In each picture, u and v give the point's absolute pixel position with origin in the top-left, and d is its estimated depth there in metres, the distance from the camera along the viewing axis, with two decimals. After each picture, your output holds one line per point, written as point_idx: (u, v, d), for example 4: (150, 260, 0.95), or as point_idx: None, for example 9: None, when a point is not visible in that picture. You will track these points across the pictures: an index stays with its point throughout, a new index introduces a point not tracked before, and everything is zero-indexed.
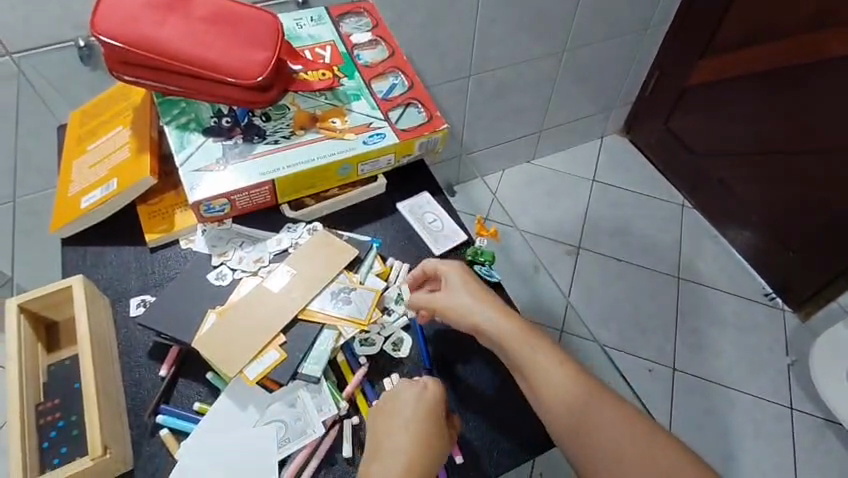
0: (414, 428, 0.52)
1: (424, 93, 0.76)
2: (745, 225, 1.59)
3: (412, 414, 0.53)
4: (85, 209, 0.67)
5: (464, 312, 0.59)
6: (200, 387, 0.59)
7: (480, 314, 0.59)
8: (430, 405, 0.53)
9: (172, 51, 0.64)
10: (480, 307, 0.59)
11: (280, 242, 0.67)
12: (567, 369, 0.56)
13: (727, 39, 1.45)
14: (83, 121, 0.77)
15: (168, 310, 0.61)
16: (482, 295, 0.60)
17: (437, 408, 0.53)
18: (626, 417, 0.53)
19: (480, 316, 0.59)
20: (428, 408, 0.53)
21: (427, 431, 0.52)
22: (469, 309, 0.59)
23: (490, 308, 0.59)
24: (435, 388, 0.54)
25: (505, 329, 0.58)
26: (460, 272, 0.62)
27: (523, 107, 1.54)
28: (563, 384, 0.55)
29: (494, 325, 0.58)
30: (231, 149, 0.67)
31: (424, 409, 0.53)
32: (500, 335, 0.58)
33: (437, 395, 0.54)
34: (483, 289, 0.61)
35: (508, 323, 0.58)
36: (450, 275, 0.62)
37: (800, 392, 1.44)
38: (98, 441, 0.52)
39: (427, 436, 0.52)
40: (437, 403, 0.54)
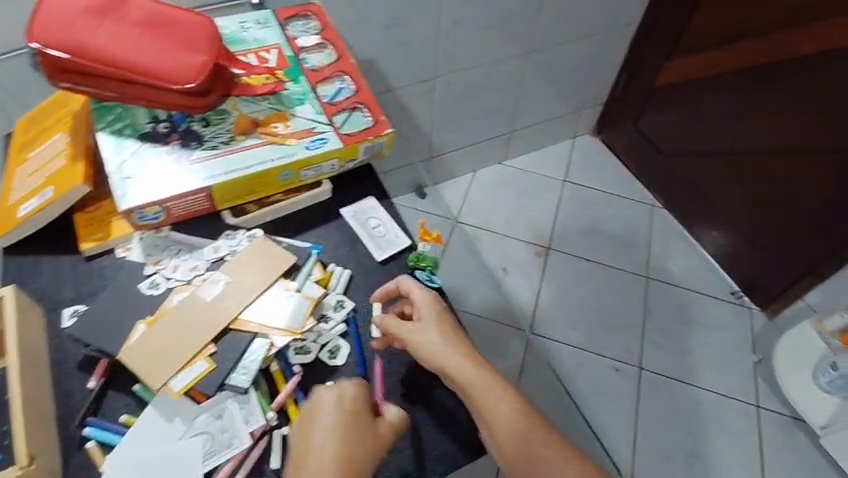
0: (337, 434, 0.52)
1: (370, 97, 0.76)
2: (714, 224, 1.60)
3: (332, 422, 0.53)
4: (20, 217, 0.65)
5: (430, 346, 0.59)
6: (128, 399, 0.58)
7: (444, 351, 0.59)
8: (350, 409, 0.54)
9: (105, 56, 0.63)
10: (446, 345, 0.59)
11: (217, 250, 0.67)
12: (520, 410, 0.57)
13: (696, 39, 1.46)
14: (27, 129, 0.75)
15: (99, 321, 0.60)
16: (449, 332, 0.60)
17: (359, 412, 0.54)
18: (570, 458, 0.55)
19: (444, 353, 0.59)
20: (347, 414, 0.54)
21: (348, 436, 0.53)
22: (435, 344, 0.59)
23: (455, 345, 0.59)
24: (354, 393, 0.55)
25: (467, 368, 0.58)
26: (432, 306, 0.62)
27: (493, 108, 1.54)
28: (516, 425, 0.56)
29: (457, 362, 0.58)
30: (167, 155, 0.66)
31: (344, 415, 0.54)
32: (467, 374, 0.57)
33: (357, 399, 0.55)
34: (450, 325, 0.61)
35: (471, 360, 0.58)
36: (422, 308, 0.62)
37: (766, 390, 1.45)
38: (24, 451, 0.51)
39: (351, 443, 0.52)
40: (358, 407, 0.55)
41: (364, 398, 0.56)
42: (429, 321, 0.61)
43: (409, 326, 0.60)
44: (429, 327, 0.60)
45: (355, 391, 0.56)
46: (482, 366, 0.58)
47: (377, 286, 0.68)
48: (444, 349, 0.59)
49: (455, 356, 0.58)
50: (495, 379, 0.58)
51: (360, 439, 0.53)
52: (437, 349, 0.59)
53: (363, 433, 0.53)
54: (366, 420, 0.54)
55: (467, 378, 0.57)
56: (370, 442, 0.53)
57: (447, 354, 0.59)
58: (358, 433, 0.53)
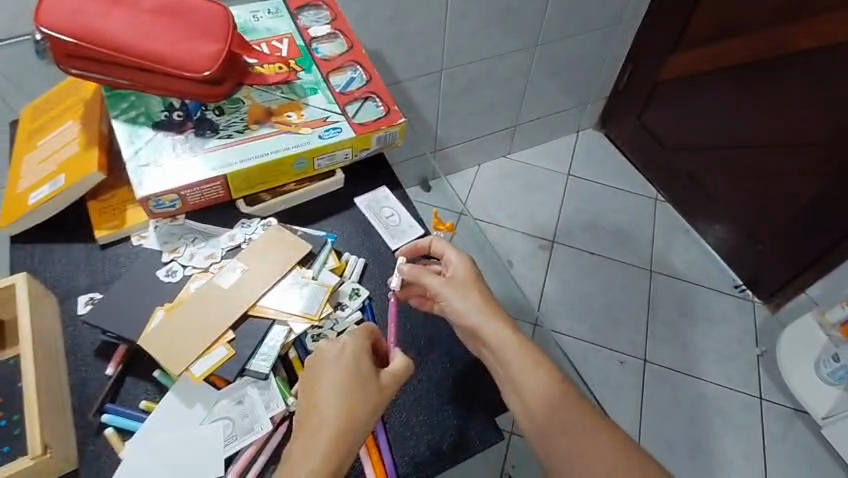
0: (337, 386, 0.52)
1: (382, 87, 0.76)
2: (716, 219, 1.61)
3: (332, 374, 0.53)
4: (32, 205, 0.65)
5: (459, 306, 0.60)
6: (147, 385, 0.58)
7: (474, 312, 0.60)
8: (351, 370, 0.53)
9: (118, 43, 0.63)
10: (476, 307, 0.60)
11: (233, 238, 0.67)
12: (549, 375, 0.57)
13: (698, 34, 1.46)
14: (34, 117, 0.75)
15: (115, 308, 0.60)
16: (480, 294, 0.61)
17: (359, 363, 0.53)
18: (602, 425, 0.54)
19: (475, 314, 0.60)
20: (347, 366, 0.53)
21: (348, 387, 0.52)
22: (465, 306, 0.60)
23: (486, 308, 0.60)
24: (353, 345, 0.55)
25: (496, 329, 0.59)
26: (464, 268, 0.63)
27: (497, 102, 1.54)
28: (543, 387, 0.55)
29: (486, 323, 0.59)
30: (182, 143, 0.66)
31: (343, 367, 0.53)
32: (498, 340, 0.58)
33: (357, 359, 0.53)
34: (482, 289, 0.62)
35: (500, 323, 0.59)
36: (453, 270, 0.63)
37: (769, 382, 1.46)
38: (37, 441, 0.51)
39: (353, 398, 0.51)
40: (358, 358, 0.54)
41: (365, 350, 0.55)
42: (460, 282, 0.62)
43: (440, 288, 0.62)
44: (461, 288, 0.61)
45: (355, 344, 0.55)
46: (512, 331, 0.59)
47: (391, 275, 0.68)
48: (474, 311, 0.60)
49: (485, 317, 0.59)
50: (525, 343, 0.59)
51: (361, 389, 0.52)
52: (466, 310, 0.60)
53: (364, 383, 0.52)
54: (367, 370, 0.53)
55: (496, 338, 0.58)
56: (372, 392, 0.52)
57: (476, 315, 0.60)
58: (359, 383, 0.52)
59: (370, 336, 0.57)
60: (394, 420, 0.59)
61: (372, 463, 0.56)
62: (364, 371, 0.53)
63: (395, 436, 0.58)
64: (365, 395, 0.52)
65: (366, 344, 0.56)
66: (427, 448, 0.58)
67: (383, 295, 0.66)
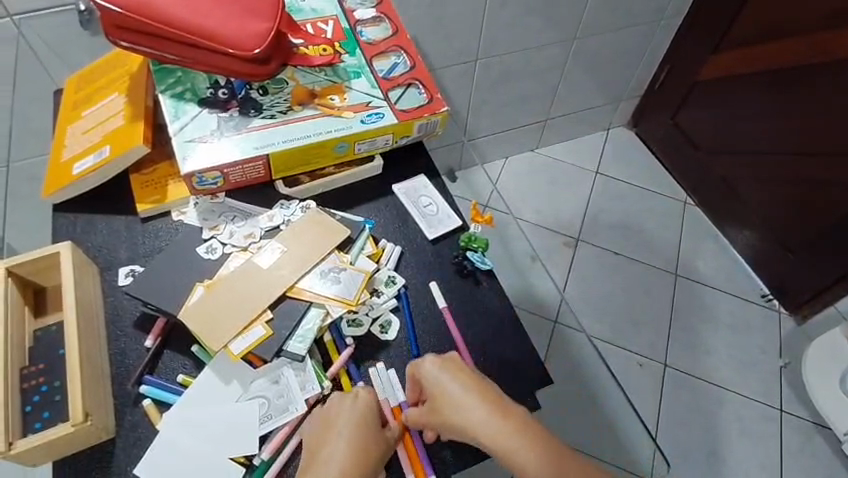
0: (348, 440, 0.53)
1: (426, 74, 0.75)
2: (747, 225, 1.57)
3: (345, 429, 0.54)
4: (77, 175, 0.66)
5: (457, 422, 0.55)
6: (185, 359, 0.59)
7: (470, 431, 0.54)
8: (365, 418, 0.55)
9: (170, 18, 0.62)
10: (473, 418, 0.54)
11: (272, 218, 0.67)
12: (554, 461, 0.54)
13: (741, 35, 1.42)
14: (79, 88, 0.75)
15: (156, 282, 0.61)
16: (471, 391, 0.56)
17: (373, 413, 0.55)
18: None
19: (471, 418, 0.55)
20: (362, 414, 0.55)
21: (358, 442, 0.53)
22: (457, 410, 0.55)
23: (479, 406, 0.55)
24: (366, 398, 0.56)
25: (495, 427, 0.54)
26: (446, 367, 0.57)
27: (530, 94, 1.52)
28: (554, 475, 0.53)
29: (482, 424, 0.54)
30: (226, 121, 0.66)
31: (356, 420, 0.54)
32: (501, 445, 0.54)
33: (371, 410, 0.55)
34: (473, 382, 0.56)
35: (501, 428, 0.54)
36: (437, 373, 0.56)
37: (791, 395, 1.44)
38: (79, 408, 0.51)
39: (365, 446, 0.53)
40: (370, 414, 0.55)
41: (376, 406, 0.56)
42: (448, 385, 0.56)
43: (426, 419, 0.56)
44: (452, 390, 0.56)
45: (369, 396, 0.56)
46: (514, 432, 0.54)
47: (427, 265, 0.68)
48: (470, 413, 0.55)
49: (484, 426, 0.54)
50: (524, 430, 0.54)
51: (371, 444, 0.54)
52: (465, 413, 0.55)
53: (373, 440, 0.54)
54: (376, 428, 0.55)
55: (496, 435, 0.54)
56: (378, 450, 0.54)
57: (477, 417, 0.54)
58: (369, 439, 0.54)
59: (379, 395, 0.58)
60: None
61: (410, 462, 0.57)
62: (373, 426, 0.55)
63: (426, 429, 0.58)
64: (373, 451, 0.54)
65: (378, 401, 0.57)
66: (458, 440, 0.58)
67: (419, 283, 0.66)
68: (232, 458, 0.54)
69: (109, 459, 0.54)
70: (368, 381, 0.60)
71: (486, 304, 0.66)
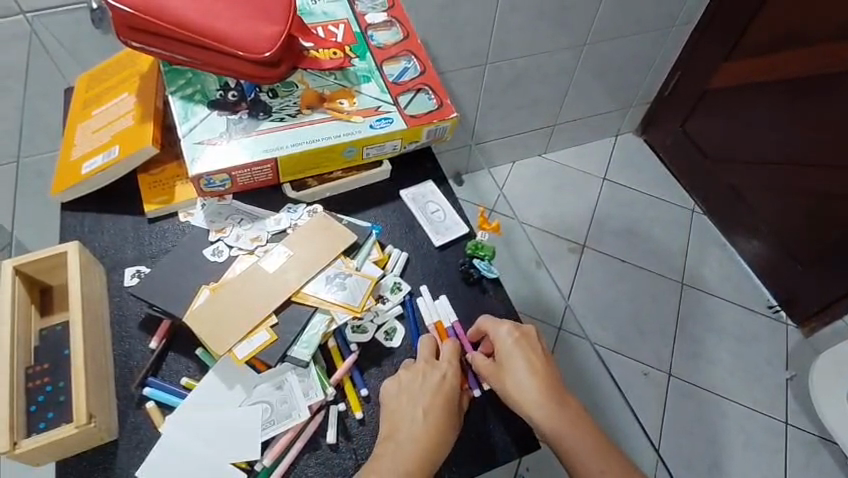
0: (432, 411, 0.55)
1: (436, 79, 0.74)
2: (756, 235, 1.56)
3: (427, 394, 0.56)
4: (86, 174, 0.66)
5: (515, 385, 0.58)
6: (189, 362, 0.59)
7: (526, 395, 0.57)
8: (446, 392, 0.57)
9: (181, 19, 0.62)
10: (532, 386, 0.57)
11: (279, 222, 0.67)
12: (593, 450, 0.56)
13: (753, 43, 1.40)
14: (90, 86, 0.76)
15: (161, 283, 0.61)
16: (537, 365, 0.59)
17: (453, 386, 0.58)
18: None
19: (532, 390, 0.57)
20: (444, 388, 0.57)
21: (435, 408, 0.56)
22: (519, 380, 0.58)
23: (539, 383, 0.58)
24: (450, 372, 0.58)
25: (551, 406, 0.57)
26: (519, 336, 0.60)
27: (539, 99, 1.51)
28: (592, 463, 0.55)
29: (539, 400, 0.57)
30: (235, 124, 0.66)
31: (439, 391, 0.57)
32: (552, 423, 0.56)
33: (451, 383, 0.58)
34: (538, 357, 0.60)
35: (554, 404, 0.57)
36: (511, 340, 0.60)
37: (796, 407, 1.42)
38: (83, 409, 0.51)
39: (446, 419, 0.55)
40: (452, 388, 0.57)
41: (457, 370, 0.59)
42: (518, 354, 0.59)
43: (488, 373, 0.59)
44: (520, 360, 0.59)
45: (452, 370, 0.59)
46: (565, 413, 0.57)
47: (432, 271, 0.68)
48: (531, 385, 0.58)
49: (539, 398, 0.57)
50: (574, 416, 0.57)
51: (450, 412, 0.56)
52: (526, 384, 0.58)
53: (452, 409, 0.56)
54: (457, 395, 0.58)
55: (550, 412, 0.57)
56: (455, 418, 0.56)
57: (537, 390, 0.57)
58: (450, 406, 0.56)
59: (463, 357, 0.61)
60: None
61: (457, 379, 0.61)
62: (454, 393, 0.57)
63: None
64: (450, 420, 0.56)
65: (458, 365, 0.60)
66: (463, 448, 0.58)
67: (425, 289, 0.66)
68: (234, 463, 0.54)
69: (112, 461, 0.54)
70: (373, 388, 0.60)
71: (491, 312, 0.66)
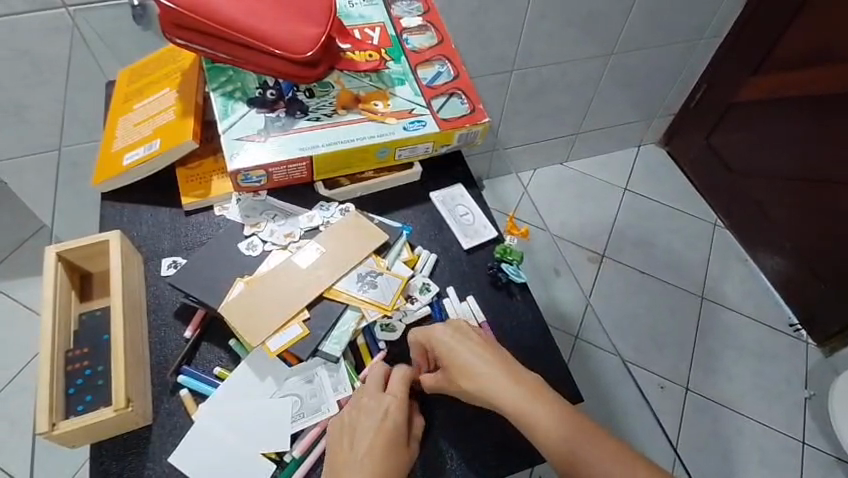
0: (373, 452, 0.52)
1: (469, 84, 0.75)
2: (778, 251, 1.54)
3: (372, 428, 0.53)
4: (127, 166, 0.68)
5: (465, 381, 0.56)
6: (221, 353, 0.60)
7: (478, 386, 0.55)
8: (391, 433, 0.53)
9: (226, 18, 0.64)
10: (478, 375, 0.56)
11: (312, 219, 0.68)
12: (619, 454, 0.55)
13: (783, 57, 1.39)
14: (131, 80, 0.78)
15: (197, 274, 0.63)
16: (488, 359, 0.56)
17: (397, 425, 0.54)
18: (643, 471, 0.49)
19: (491, 385, 0.55)
20: (386, 428, 0.53)
21: (383, 443, 0.52)
22: (466, 373, 0.56)
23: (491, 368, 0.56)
24: (394, 411, 0.55)
25: (502, 386, 0.55)
26: (463, 334, 0.58)
27: (564, 106, 1.51)
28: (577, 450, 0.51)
29: (488, 384, 0.55)
30: (273, 121, 0.68)
31: (381, 431, 0.53)
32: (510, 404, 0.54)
33: (395, 424, 0.54)
34: (488, 350, 0.57)
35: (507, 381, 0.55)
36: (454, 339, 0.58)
37: (814, 427, 1.40)
38: (122, 394, 0.53)
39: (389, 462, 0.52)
40: (396, 429, 0.54)
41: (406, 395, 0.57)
42: (466, 352, 0.57)
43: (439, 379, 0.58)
44: (469, 356, 0.57)
45: (394, 407, 0.55)
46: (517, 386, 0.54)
47: (460, 274, 0.69)
48: (488, 380, 0.55)
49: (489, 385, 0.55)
50: (527, 388, 0.54)
51: (400, 444, 0.53)
52: (473, 376, 0.56)
53: (401, 440, 0.54)
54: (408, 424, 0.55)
55: (517, 403, 0.53)
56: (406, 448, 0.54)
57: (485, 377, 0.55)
58: (398, 437, 0.54)
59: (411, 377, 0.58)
60: (456, 419, 0.60)
61: None
62: (397, 432, 0.54)
63: (461, 437, 0.59)
64: (401, 452, 0.53)
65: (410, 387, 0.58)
66: (488, 451, 0.59)
67: (453, 290, 0.67)
68: (263, 454, 0.55)
69: (145, 445, 0.55)
70: None
71: (517, 316, 0.67)
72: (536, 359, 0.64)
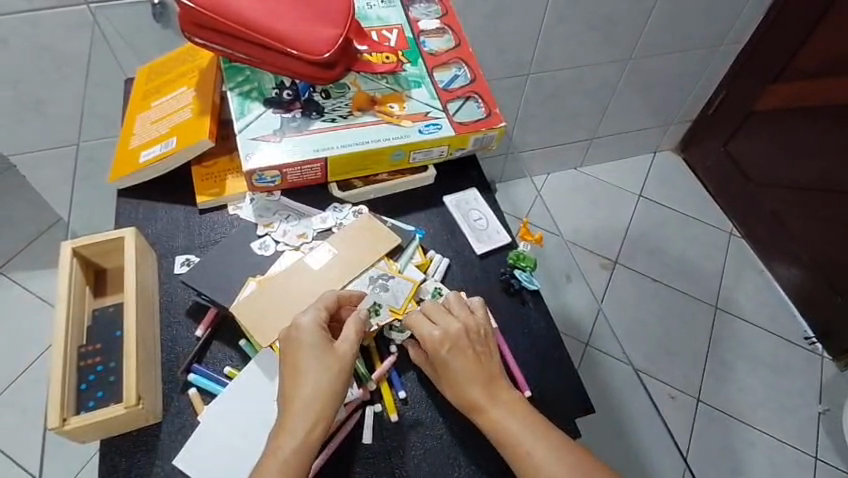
0: (301, 377, 0.52)
1: (485, 88, 0.75)
2: (795, 262, 1.51)
3: (284, 351, 0.54)
4: (143, 163, 0.68)
5: (442, 372, 0.57)
6: (232, 352, 0.61)
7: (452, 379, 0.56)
8: (308, 350, 0.53)
9: (244, 18, 0.64)
10: (455, 370, 0.56)
11: (325, 221, 0.68)
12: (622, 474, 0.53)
13: (804, 66, 1.37)
14: (149, 78, 0.78)
15: (210, 273, 0.63)
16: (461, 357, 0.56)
17: (314, 342, 0.53)
18: None
19: (463, 385, 0.55)
20: (303, 347, 0.53)
21: (291, 362, 0.53)
22: (445, 366, 0.56)
23: (469, 366, 0.56)
24: (306, 327, 0.54)
25: (474, 385, 0.55)
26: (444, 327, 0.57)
27: (580, 111, 1.50)
28: (535, 449, 0.53)
29: (463, 381, 0.55)
30: (289, 122, 0.68)
31: (303, 354, 0.53)
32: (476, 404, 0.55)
33: (309, 340, 0.54)
34: (463, 347, 0.57)
35: (478, 384, 0.55)
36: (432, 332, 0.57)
37: (827, 443, 1.36)
38: (133, 391, 0.53)
39: (316, 381, 0.52)
40: (312, 342, 0.53)
41: (320, 309, 0.56)
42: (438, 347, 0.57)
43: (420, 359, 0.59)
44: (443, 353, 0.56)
45: (307, 327, 0.54)
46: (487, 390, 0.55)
47: (473, 278, 0.68)
48: (462, 378, 0.56)
49: (462, 382, 0.55)
50: (499, 393, 0.55)
51: (309, 351, 0.53)
52: (448, 370, 0.56)
53: (309, 346, 0.53)
54: (316, 330, 0.54)
55: (484, 405, 0.55)
56: (325, 352, 0.53)
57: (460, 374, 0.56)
58: (304, 346, 0.53)
59: (334, 300, 0.58)
60: (465, 427, 0.59)
61: None
62: (316, 349, 0.53)
63: (469, 444, 0.58)
64: (320, 359, 0.53)
65: (329, 304, 0.57)
66: (499, 457, 0.58)
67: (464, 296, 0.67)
68: None
69: (154, 442, 0.55)
70: (409, 391, 0.61)
71: (529, 323, 0.66)
72: (547, 366, 0.64)
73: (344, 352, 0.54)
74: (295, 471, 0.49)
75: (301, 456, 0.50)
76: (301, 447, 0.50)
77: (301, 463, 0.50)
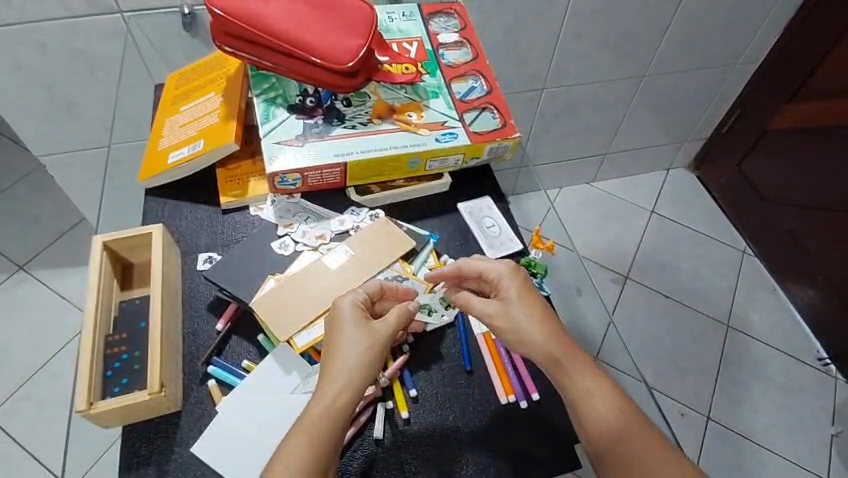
0: (337, 346, 0.54)
1: (501, 99, 0.77)
2: (810, 282, 1.50)
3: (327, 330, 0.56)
4: (171, 164, 0.71)
5: (507, 319, 0.57)
6: (250, 347, 0.63)
7: (520, 323, 0.57)
8: (342, 324, 0.55)
9: (273, 28, 0.67)
10: (523, 315, 0.57)
11: (343, 223, 0.71)
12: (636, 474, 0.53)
13: (821, 86, 1.38)
14: (179, 84, 0.82)
15: (233, 270, 0.65)
16: (528, 299, 0.58)
17: (354, 317, 0.56)
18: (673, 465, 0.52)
19: (531, 330, 0.56)
20: (343, 322, 0.55)
21: (331, 336, 0.55)
22: (513, 313, 0.57)
23: (539, 314, 0.57)
24: (344, 304, 0.57)
25: (543, 330, 0.56)
26: (505, 271, 0.60)
27: (594, 126, 1.52)
28: (603, 407, 0.53)
29: (534, 326, 0.56)
30: (311, 127, 0.71)
31: (341, 328, 0.55)
32: (544, 349, 0.55)
33: (348, 314, 0.56)
34: (531, 290, 0.59)
35: (546, 328, 0.56)
36: (498, 276, 0.60)
37: (841, 467, 1.34)
38: (156, 378, 0.55)
39: (344, 349, 0.53)
40: (347, 315, 0.56)
41: (361, 291, 0.58)
42: (510, 287, 0.59)
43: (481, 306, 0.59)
44: (510, 292, 0.58)
45: (348, 307, 0.56)
46: (558, 334, 0.56)
47: None
48: (527, 324, 0.56)
49: (532, 326, 0.56)
50: (567, 344, 0.56)
51: (345, 323, 0.55)
52: (513, 316, 0.57)
53: (347, 320, 0.55)
54: (355, 307, 0.56)
55: (556, 355, 0.55)
56: (359, 325, 0.55)
57: (523, 319, 0.57)
58: (343, 317, 0.56)
59: (377, 289, 0.60)
60: (473, 425, 0.61)
61: (503, 384, 0.63)
62: (352, 321, 0.55)
63: (478, 445, 0.59)
64: (354, 331, 0.54)
65: (372, 292, 0.59)
66: (506, 457, 0.59)
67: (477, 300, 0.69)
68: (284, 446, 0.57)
69: (174, 430, 0.57)
70: (420, 389, 0.63)
71: None
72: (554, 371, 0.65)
73: (378, 330, 0.55)
74: (325, 432, 0.49)
75: (333, 415, 0.50)
76: (328, 412, 0.50)
77: (331, 422, 0.50)
